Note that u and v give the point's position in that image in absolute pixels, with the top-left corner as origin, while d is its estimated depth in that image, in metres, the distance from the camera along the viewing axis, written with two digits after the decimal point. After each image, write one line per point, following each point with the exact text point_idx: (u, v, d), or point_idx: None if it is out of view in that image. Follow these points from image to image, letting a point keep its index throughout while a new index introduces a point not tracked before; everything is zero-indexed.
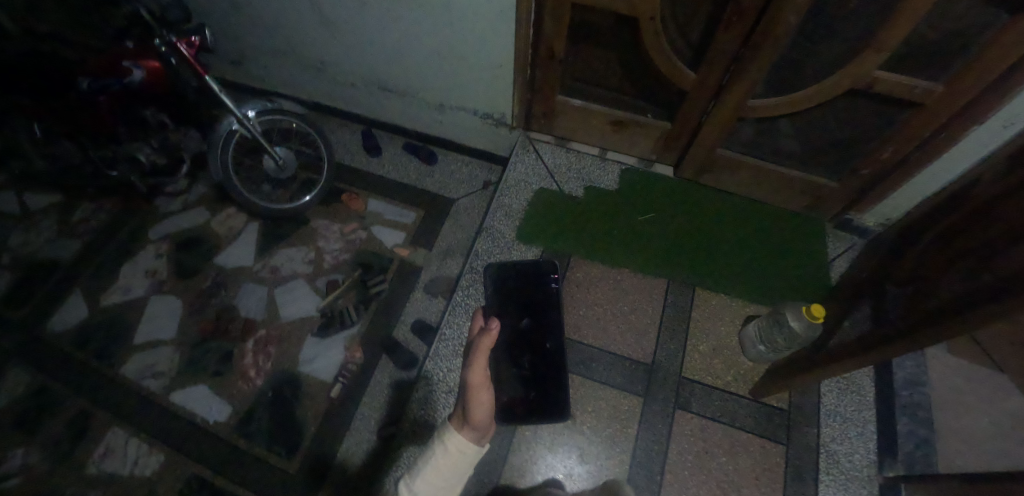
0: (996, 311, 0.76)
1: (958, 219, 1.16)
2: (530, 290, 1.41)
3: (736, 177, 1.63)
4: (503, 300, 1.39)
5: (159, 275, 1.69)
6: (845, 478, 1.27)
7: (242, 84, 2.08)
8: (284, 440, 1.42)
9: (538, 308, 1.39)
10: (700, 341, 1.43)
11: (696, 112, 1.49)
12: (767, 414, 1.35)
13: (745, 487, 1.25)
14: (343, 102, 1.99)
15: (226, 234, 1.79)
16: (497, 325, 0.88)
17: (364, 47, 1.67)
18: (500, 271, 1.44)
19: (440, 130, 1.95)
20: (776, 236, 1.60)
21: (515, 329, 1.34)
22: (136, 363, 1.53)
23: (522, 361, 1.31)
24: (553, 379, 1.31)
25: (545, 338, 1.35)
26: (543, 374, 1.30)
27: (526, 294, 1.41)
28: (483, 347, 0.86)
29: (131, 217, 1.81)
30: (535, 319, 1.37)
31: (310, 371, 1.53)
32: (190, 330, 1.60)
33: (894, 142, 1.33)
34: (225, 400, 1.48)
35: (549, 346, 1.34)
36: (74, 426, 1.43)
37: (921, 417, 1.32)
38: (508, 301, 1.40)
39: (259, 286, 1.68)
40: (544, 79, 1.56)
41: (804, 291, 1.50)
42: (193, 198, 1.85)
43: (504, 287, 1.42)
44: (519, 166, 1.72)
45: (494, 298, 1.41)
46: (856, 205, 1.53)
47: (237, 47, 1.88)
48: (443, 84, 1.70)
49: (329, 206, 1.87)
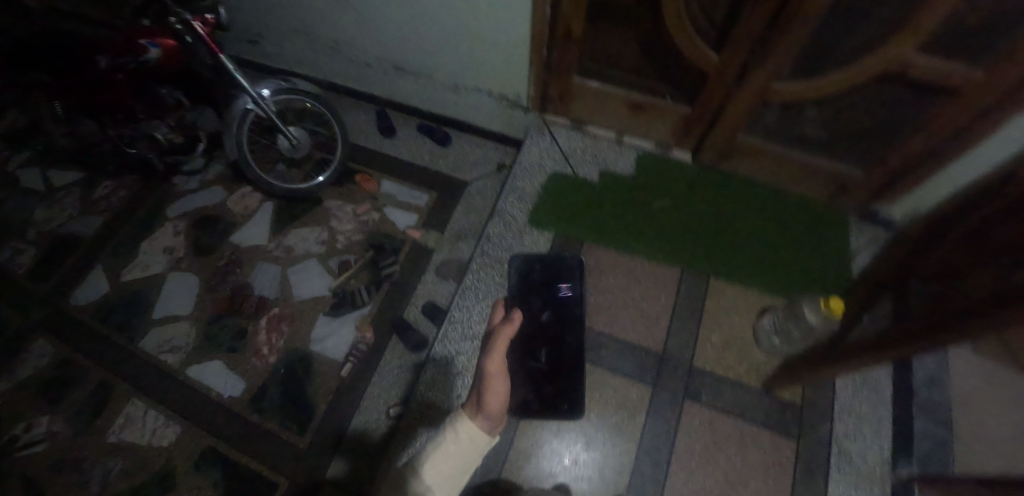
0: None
1: (992, 214, 1.10)
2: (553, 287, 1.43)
3: (757, 164, 1.57)
4: (525, 294, 1.42)
5: (177, 252, 1.73)
6: (857, 475, 1.24)
7: (256, 63, 2.07)
8: (295, 416, 1.45)
9: (558, 306, 1.40)
10: (713, 332, 1.41)
11: (717, 96, 1.44)
12: (778, 408, 1.32)
13: (752, 480, 1.24)
14: (357, 81, 1.98)
15: (241, 213, 1.81)
16: (519, 316, 0.94)
17: (378, 26, 1.65)
18: (524, 263, 1.47)
19: (454, 111, 1.92)
20: (797, 225, 1.55)
21: (536, 322, 1.37)
22: (154, 338, 1.57)
23: (539, 353, 1.34)
24: (567, 377, 1.31)
25: (566, 334, 1.36)
26: (559, 367, 1.32)
27: (549, 290, 1.42)
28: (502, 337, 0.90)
29: (150, 195, 1.84)
30: (556, 314, 1.39)
31: (321, 350, 1.55)
32: (206, 307, 1.63)
33: (926, 131, 1.27)
34: (239, 375, 1.52)
35: (568, 341, 1.36)
36: (96, 397, 1.48)
37: (940, 417, 1.29)
38: (529, 295, 1.42)
39: (273, 265, 1.71)
40: (561, 60, 1.52)
41: (824, 283, 1.46)
42: (209, 177, 1.88)
43: (527, 282, 1.44)
44: (533, 149, 1.69)
45: (517, 288, 1.44)
46: (883, 196, 1.47)
47: (252, 25, 1.86)
48: (458, 64, 1.67)
49: (343, 186, 1.87)
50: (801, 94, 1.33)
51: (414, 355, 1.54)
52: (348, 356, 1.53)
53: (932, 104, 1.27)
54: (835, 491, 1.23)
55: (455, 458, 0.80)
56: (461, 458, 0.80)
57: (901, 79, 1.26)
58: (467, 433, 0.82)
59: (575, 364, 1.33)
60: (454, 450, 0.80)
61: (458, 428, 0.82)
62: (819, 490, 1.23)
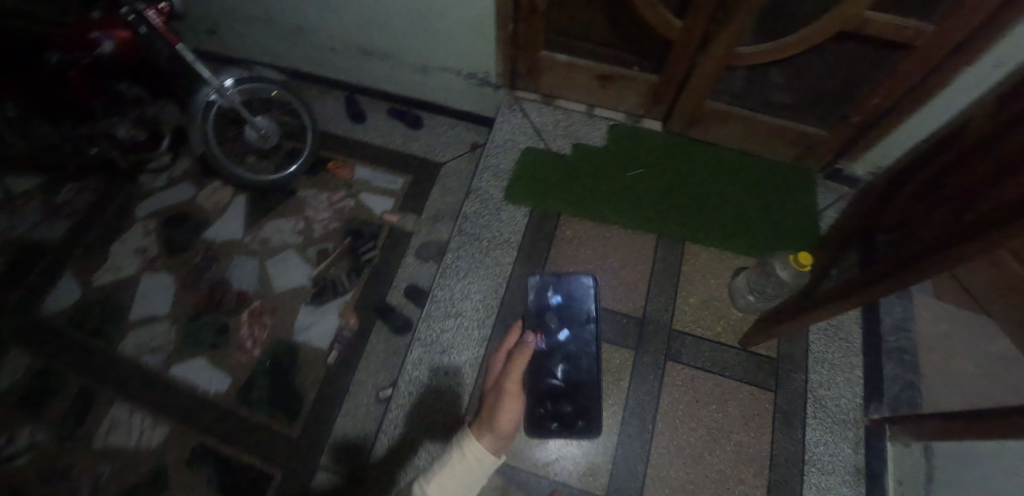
0: (980, 247, 0.76)
1: (947, 163, 1.14)
2: (564, 311, 1.30)
3: (725, 129, 1.59)
4: (540, 313, 1.29)
5: (149, 253, 1.69)
6: (832, 421, 1.30)
7: (219, 55, 2.01)
8: (285, 407, 1.45)
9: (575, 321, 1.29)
10: (690, 293, 1.44)
11: (683, 63, 1.45)
12: (756, 363, 1.37)
13: (733, 432, 1.29)
14: (323, 68, 1.94)
15: (214, 208, 1.77)
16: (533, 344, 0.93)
17: (338, 7, 1.61)
18: (541, 282, 1.32)
19: (425, 93, 1.90)
20: (767, 185, 1.58)
21: (550, 344, 1.26)
22: (134, 339, 1.55)
23: (554, 369, 1.23)
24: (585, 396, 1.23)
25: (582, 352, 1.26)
26: (574, 383, 1.23)
27: (564, 309, 1.30)
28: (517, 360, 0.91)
29: (117, 196, 1.79)
30: (574, 332, 1.27)
31: (306, 339, 1.55)
32: (185, 304, 1.61)
33: (883, 89, 1.30)
34: (225, 371, 1.51)
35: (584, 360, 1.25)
36: (78, 403, 1.46)
37: (908, 361, 1.35)
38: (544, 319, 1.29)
39: (251, 258, 1.69)
40: (527, 34, 1.51)
41: (794, 241, 1.50)
42: (177, 174, 1.83)
43: (540, 305, 1.30)
44: (505, 126, 1.69)
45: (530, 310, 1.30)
46: (847, 154, 1.50)
47: (210, 15, 1.80)
48: (424, 44, 1.64)
49: (316, 175, 1.85)
50: (763, 57, 1.34)
51: (400, 338, 1.55)
52: (333, 343, 1.53)
53: (888, 60, 1.30)
54: (811, 437, 1.28)
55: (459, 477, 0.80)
56: (466, 477, 0.81)
57: (859, 37, 1.29)
58: (470, 453, 0.81)
59: (592, 380, 1.24)
60: (459, 468, 0.81)
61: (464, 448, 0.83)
62: (797, 437, 1.29)
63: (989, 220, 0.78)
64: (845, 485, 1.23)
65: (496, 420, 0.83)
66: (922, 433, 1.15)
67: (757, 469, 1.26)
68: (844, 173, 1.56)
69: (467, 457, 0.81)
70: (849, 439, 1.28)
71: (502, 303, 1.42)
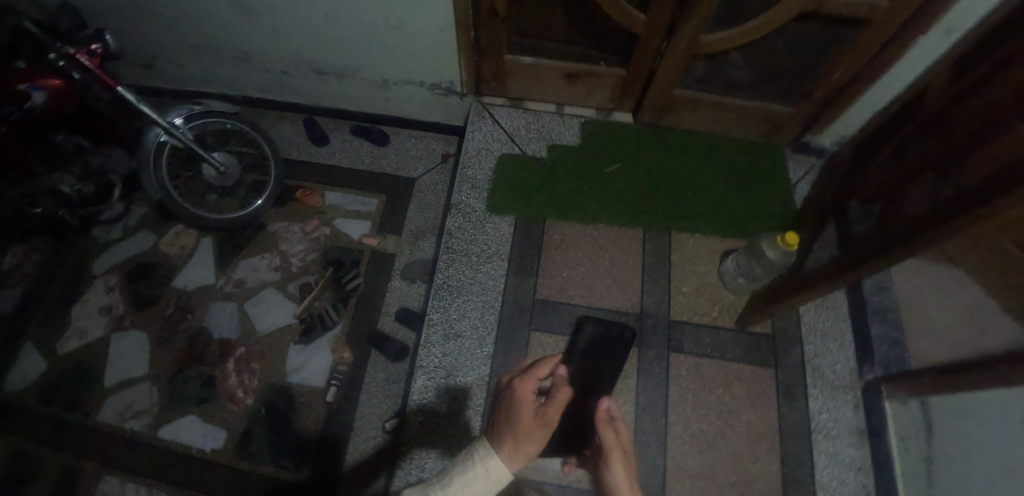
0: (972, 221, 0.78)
1: None
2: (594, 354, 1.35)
3: (695, 115, 1.61)
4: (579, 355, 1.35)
5: (116, 311, 1.58)
6: (832, 387, 1.35)
7: (159, 89, 1.88)
8: (289, 454, 1.40)
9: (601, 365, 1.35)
10: (683, 282, 1.46)
11: (649, 55, 1.45)
12: (754, 343, 1.40)
13: (743, 414, 1.32)
14: (276, 93, 1.84)
15: (180, 254, 1.67)
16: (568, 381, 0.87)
17: (287, 29, 1.52)
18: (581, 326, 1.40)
19: (388, 108, 1.84)
20: (742, 166, 1.61)
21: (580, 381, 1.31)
22: (113, 406, 1.45)
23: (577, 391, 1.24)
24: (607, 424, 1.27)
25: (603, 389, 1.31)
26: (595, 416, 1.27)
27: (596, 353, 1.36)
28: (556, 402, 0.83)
29: (69, 254, 1.66)
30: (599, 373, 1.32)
31: (300, 380, 1.49)
32: (164, 362, 1.51)
33: (843, 63, 1.33)
34: (218, 426, 1.43)
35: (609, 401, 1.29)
36: (61, 484, 1.36)
37: (892, 318, 1.41)
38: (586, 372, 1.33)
39: (228, 302, 1.60)
40: (489, 40, 1.48)
41: (774, 218, 1.53)
42: (133, 222, 1.71)
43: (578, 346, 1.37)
44: (476, 134, 1.65)
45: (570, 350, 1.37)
46: (813, 127, 1.55)
47: (146, 49, 1.68)
48: (383, 59, 1.58)
49: (285, 206, 1.76)
50: (727, 43, 1.36)
51: (398, 366, 1.51)
52: (330, 380, 1.48)
53: (844, 34, 1.33)
54: (814, 406, 1.33)
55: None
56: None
57: (816, 15, 1.31)
58: (495, 471, 0.77)
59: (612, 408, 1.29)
60: (480, 482, 0.76)
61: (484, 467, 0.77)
62: (801, 408, 1.33)
63: (974, 193, 0.81)
64: (851, 447, 1.28)
65: (527, 450, 0.79)
66: (916, 390, 1.20)
67: (769, 444, 1.29)
68: (811, 146, 1.61)
69: (492, 476, 0.76)
70: (849, 402, 1.34)
71: (501, 316, 1.40)
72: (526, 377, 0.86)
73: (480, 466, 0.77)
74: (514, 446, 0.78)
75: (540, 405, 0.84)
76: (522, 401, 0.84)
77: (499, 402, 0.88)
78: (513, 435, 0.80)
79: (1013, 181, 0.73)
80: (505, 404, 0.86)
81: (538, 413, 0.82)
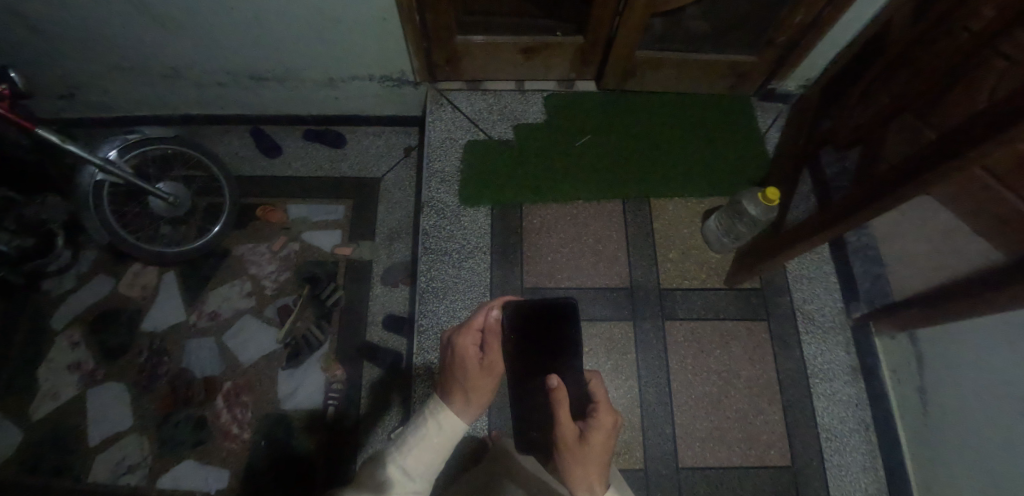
0: (962, 160, 0.77)
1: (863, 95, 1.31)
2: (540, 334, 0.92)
3: (660, 75, 1.56)
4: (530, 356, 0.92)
5: (86, 366, 1.48)
6: (822, 329, 1.39)
7: (83, 120, 1.70)
8: (297, 480, 1.37)
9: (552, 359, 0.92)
10: (668, 249, 1.45)
11: (606, 20, 1.39)
12: (744, 297, 1.41)
13: (743, 370, 1.34)
14: (215, 107, 1.71)
15: (143, 295, 1.56)
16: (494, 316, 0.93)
17: (217, 39, 1.39)
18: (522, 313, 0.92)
19: (339, 107, 1.73)
20: (712, 121, 1.58)
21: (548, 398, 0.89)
22: (105, 465, 1.39)
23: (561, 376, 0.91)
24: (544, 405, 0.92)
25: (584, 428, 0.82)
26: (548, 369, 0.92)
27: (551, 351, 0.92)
28: (496, 334, 0.92)
29: (21, 313, 1.53)
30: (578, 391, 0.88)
31: (295, 405, 1.45)
32: (149, 410, 1.44)
33: (804, 6, 1.30)
34: (219, 466, 1.39)
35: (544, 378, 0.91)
36: None
37: (872, 256, 1.44)
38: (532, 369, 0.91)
39: (204, 338, 1.52)
40: (437, 23, 1.39)
41: (749, 170, 1.53)
42: (86, 269, 1.58)
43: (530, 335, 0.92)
44: (437, 124, 1.57)
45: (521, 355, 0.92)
46: (777, 73, 1.52)
47: (59, 77, 1.51)
48: (327, 56, 1.47)
49: (247, 227, 1.66)
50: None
51: (394, 374, 1.48)
52: (327, 400, 1.44)
53: None
54: (808, 351, 1.36)
55: (434, 446, 0.84)
56: (443, 448, 0.85)
57: None
58: (450, 425, 0.86)
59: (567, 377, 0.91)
60: (438, 440, 0.84)
61: (439, 421, 0.85)
62: (796, 356, 1.36)
63: (961, 128, 0.79)
64: (846, 386, 1.33)
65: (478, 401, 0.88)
66: (905, 323, 1.24)
67: (771, 395, 1.32)
68: (776, 92, 1.59)
69: (446, 427, 0.85)
70: (840, 342, 1.37)
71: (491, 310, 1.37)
72: (468, 336, 0.92)
73: (434, 421, 0.86)
74: (466, 401, 0.87)
75: (481, 358, 0.91)
76: (467, 359, 0.90)
77: (444, 355, 0.95)
78: (463, 390, 0.88)
79: (1003, 115, 0.72)
80: (449, 359, 0.93)
81: (479, 369, 0.89)
